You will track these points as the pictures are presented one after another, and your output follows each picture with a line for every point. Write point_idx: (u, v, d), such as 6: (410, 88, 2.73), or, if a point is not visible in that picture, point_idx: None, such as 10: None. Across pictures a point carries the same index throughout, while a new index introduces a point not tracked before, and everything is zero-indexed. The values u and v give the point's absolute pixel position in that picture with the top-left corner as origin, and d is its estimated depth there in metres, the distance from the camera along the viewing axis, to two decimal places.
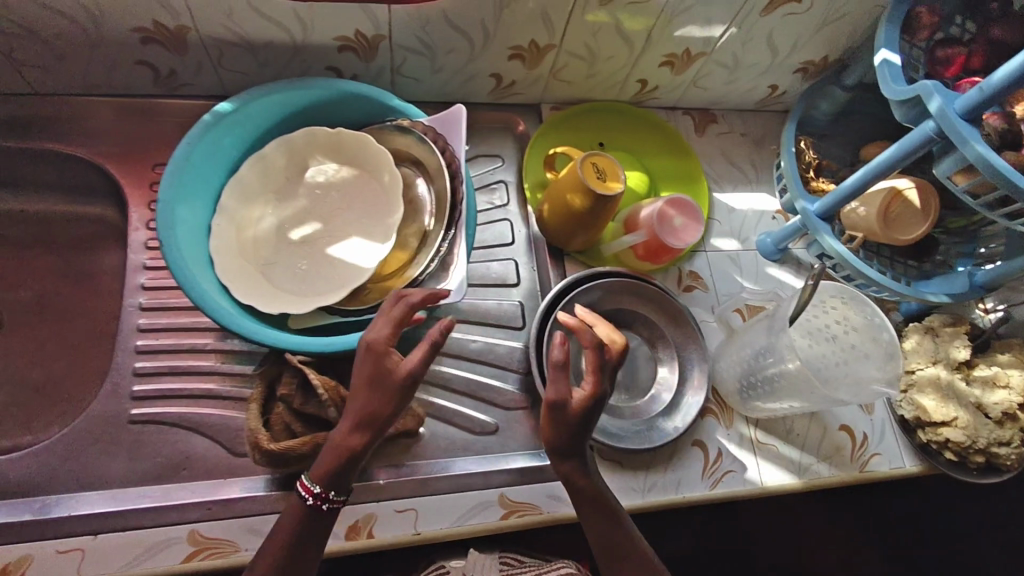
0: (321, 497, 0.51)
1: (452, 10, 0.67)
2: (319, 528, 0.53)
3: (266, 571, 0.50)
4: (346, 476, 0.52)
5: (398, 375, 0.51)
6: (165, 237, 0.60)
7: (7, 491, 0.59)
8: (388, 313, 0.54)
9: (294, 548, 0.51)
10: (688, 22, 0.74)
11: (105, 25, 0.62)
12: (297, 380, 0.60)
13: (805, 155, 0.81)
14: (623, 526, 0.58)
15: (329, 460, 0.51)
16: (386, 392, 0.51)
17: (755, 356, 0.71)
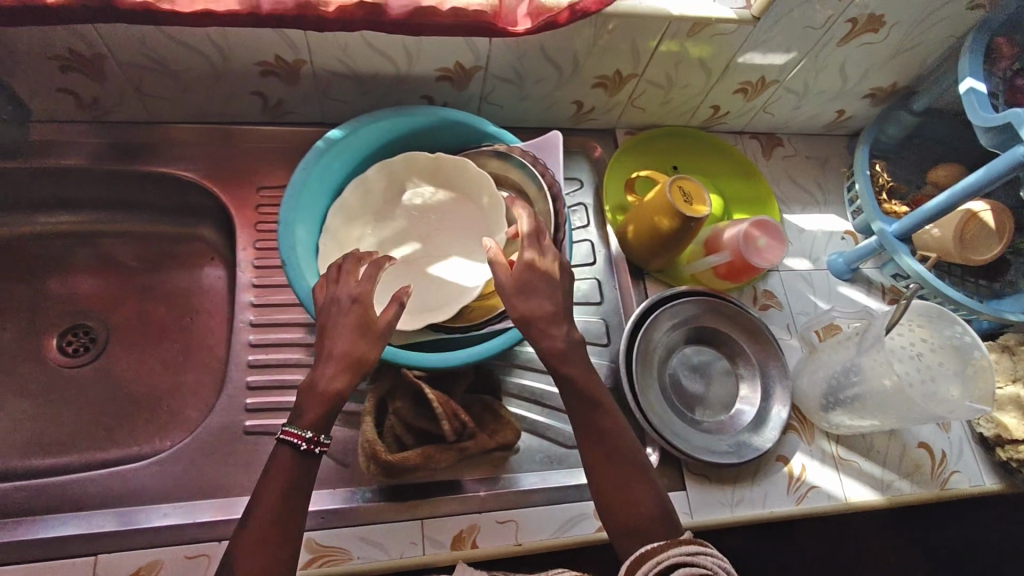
0: (313, 441, 0.52)
1: (547, 43, 0.71)
2: (309, 477, 0.53)
3: (263, 515, 0.50)
4: (332, 421, 0.54)
5: (381, 322, 0.57)
6: (286, 256, 0.64)
7: (133, 497, 0.62)
8: (358, 273, 0.60)
9: (289, 497, 0.51)
10: (766, 51, 0.77)
11: (233, 60, 0.67)
12: (410, 392, 0.64)
13: (880, 177, 0.86)
14: (635, 470, 0.57)
15: (320, 405, 0.54)
16: (373, 339, 0.56)
17: (838, 373, 0.73)
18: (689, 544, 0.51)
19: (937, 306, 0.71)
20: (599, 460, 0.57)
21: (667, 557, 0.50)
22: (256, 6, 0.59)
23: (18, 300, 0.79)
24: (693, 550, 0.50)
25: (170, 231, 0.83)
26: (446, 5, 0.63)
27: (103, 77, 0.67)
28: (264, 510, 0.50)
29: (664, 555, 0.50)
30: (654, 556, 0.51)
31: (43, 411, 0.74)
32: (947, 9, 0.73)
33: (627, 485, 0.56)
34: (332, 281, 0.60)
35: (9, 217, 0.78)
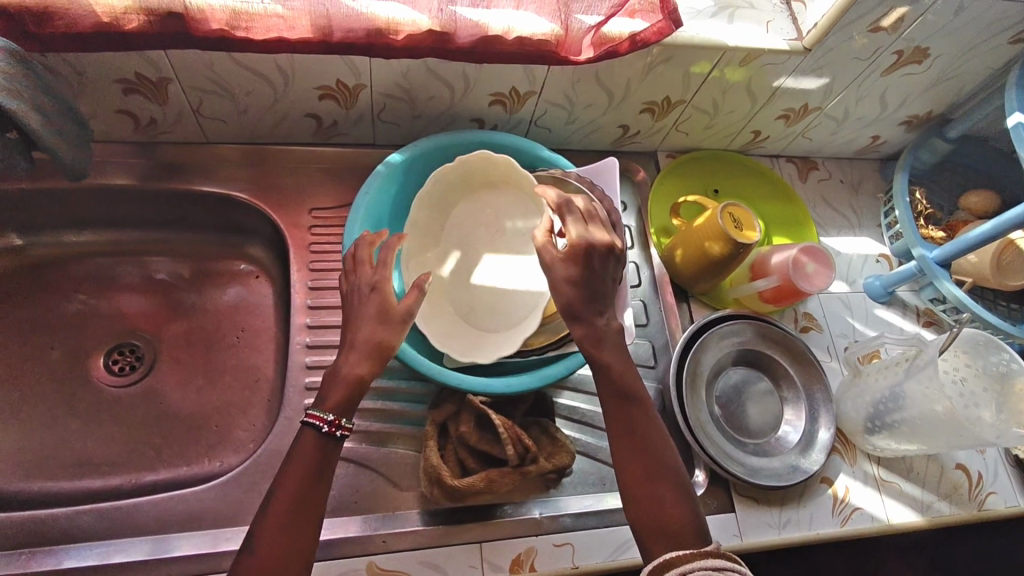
0: (334, 424, 0.52)
1: (603, 70, 0.72)
2: (330, 463, 0.52)
3: (287, 498, 0.49)
4: (354, 406, 0.55)
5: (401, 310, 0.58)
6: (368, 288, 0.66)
7: (196, 520, 0.62)
8: (371, 260, 0.61)
9: (307, 482, 0.50)
10: (812, 78, 0.79)
11: (294, 84, 0.68)
12: (473, 417, 0.66)
13: (918, 204, 0.89)
14: (656, 473, 0.55)
15: (344, 389, 0.54)
16: (393, 326, 0.57)
17: (885, 396, 0.74)
18: (718, 558, 0.49)
19: (984, 334, 0.72)
20: (624, 452, 0.56)
21: (693, 567, 0.49)
22: (328, 34, 0.60)
23: (64, 318, 0.78)
24: (720, 564, 0.48)
25: (217, 249, 0.83)
26: (512, 34, 0.64)
27: (164, 98, 0.67)
28: (285, 496, 0.49)
29: (690, 565, 0.49)
30: (681, 564, 0.49)
31: (89, 431, 0.73)
32: (986, 43, 0.76)
33: (653, 483, 0.54)
34: (350, 270, 0.61)
35: (57, 235, 0.78)
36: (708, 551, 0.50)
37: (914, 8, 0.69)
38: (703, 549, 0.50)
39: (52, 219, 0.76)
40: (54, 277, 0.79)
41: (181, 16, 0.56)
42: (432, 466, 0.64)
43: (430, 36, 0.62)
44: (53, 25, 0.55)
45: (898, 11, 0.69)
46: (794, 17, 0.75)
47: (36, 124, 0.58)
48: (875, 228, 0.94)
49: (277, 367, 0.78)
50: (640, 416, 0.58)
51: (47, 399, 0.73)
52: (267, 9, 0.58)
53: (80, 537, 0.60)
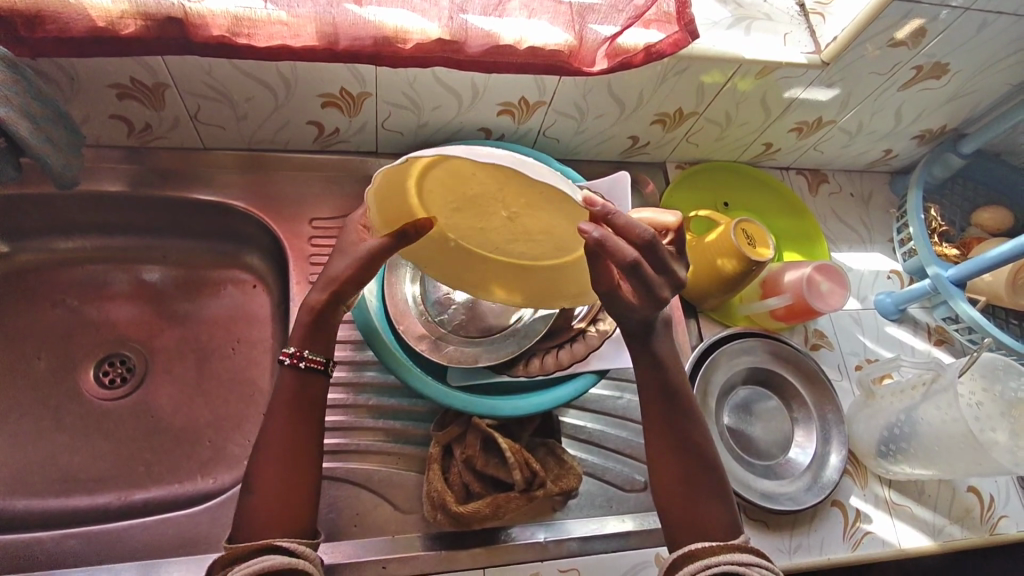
0: (295, 356, 0.55)
1: (616, 81, 0.70)
2: (307, 394, 0.55)
3: (272, 430, 0.53)
4: (318, 336, 0.56)
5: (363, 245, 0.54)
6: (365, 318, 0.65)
7: (189, 543, 0.60)
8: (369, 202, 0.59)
9: (288, 416, 0.53)
10: (827, 93, 0.77)
11: (297, 91, 0.66)
12: (480, 441, 0.63)
13: (932, 222, 0.87)
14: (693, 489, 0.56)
15: (305, 322, 0.56)
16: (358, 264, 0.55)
17: (900, 418, 0.72)
18: (744, 554, 0.51)
19: (1004, 358, 0.70)
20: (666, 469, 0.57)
21: (715, 562, 0.50)
22: (334, 42, 0.58)
23: (52, 327, 0.75)
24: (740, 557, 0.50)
25: (211, 258, 0.81)
26: (524, 45, 0.62)
27: (161, 104, 0.65)
28: (273, 434, 0.53)
29: (714, 560, 0.50)
30: (702, 555, 0.51)
31: (78, 445, 0.70)
32: (1005, 58, 0.74)
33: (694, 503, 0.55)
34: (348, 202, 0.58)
35: (46, 241, 0.76)
36: (728, 546, 0.51)
37: (933, 23, 0.68)
38: (727, 544, 0.52)
39: (40, 224, 0.74)
40: (42, 285, 0.76)
41: (179, 22, 0.54)
42: (438, 489, 0.62)
43: (440, 45, 0.60)
44: (44, 29, 0.52)
45: (917, 27, 0.68)
46: (812, 29, 0.73)
47: (24, 130, 0.55)
48: (886, 244, 0.92)
49: (273, 381, 0.76)
50: (661, 430, 0.58)
51: (33, 412, 0.71)
52: (270, 15, 0.56)
53: (68, 560, 0.57)
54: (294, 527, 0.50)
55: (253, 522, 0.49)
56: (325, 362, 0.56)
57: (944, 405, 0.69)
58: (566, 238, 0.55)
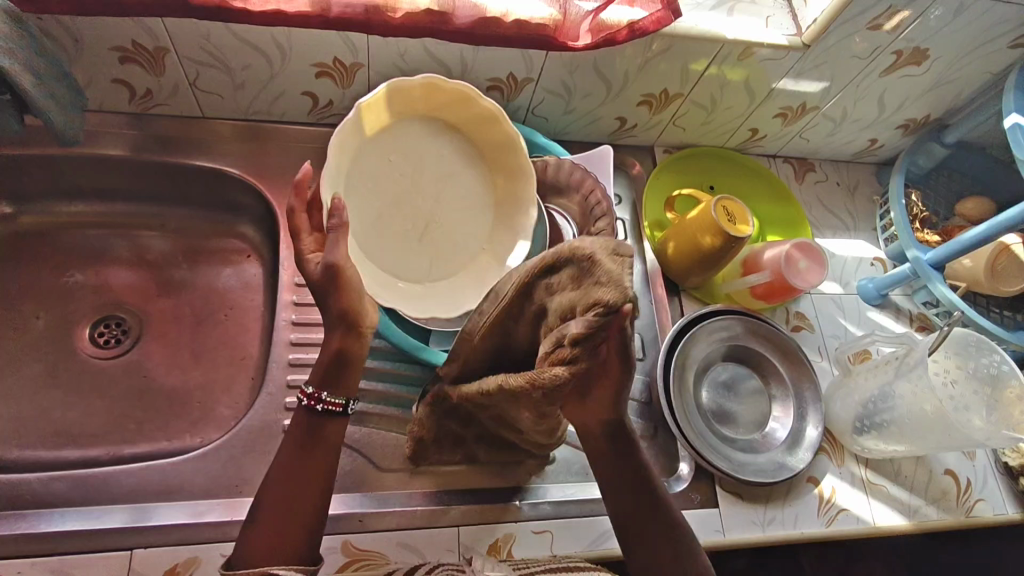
0: (314, 397, 0.52)
1: (602, 59, 0.72)
2: (325, 432, 0.52)
3: (284, 464, 0.51)
4: (337, 378, 0.53)
5: (324, 270, 0.50)
6: None
7: (171, 491, 0.61)
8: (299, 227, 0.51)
9: (300, 455, 0.51)
10: (810, 78, 0.79)
11: (293, 60, 0.68)
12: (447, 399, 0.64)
13: (914, 207, 0.88)
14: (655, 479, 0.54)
15: (326, 358, 0.53)
16: (335, 290, 0.50)
17: (876, 394, 0.73)
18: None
19: (976, 334, 0.72)
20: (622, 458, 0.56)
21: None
22: (327, 8, 0.60)
23: (51, 290, 0.77)
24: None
25: (208, 226, 0.83)
26: (510, 17, 0.64)
27: (161, 69, 0.68)
28: (282, 466, 0.51)
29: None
30: None
31: (71, 401, 0.72)
32: (983, 47, 0.77)
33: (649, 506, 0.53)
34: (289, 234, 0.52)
35: (48, 205, 0.78)
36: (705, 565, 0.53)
37: (911, 7, 0.69)
38: None
39: (43, 187, 0.76)
40: (44, 248, 0.78)
41: None
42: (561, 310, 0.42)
43: (429, 16, 0.62)
44: None
45: (897, 10, 0.70)
46: (794, 13, 0.75)
47: (27, 84, 0.57)
48: (870, 232, 0.94)
49: (263, 346, 0.78)
50: None
51: (29, 368, 0.72)
52: None
53: (55, 503, 0.59)
54: (287, 559, 0.47)
55: (246, 548, 0.47)
56: (345, 404, 0.53)
57: (914, 378, 0.69)
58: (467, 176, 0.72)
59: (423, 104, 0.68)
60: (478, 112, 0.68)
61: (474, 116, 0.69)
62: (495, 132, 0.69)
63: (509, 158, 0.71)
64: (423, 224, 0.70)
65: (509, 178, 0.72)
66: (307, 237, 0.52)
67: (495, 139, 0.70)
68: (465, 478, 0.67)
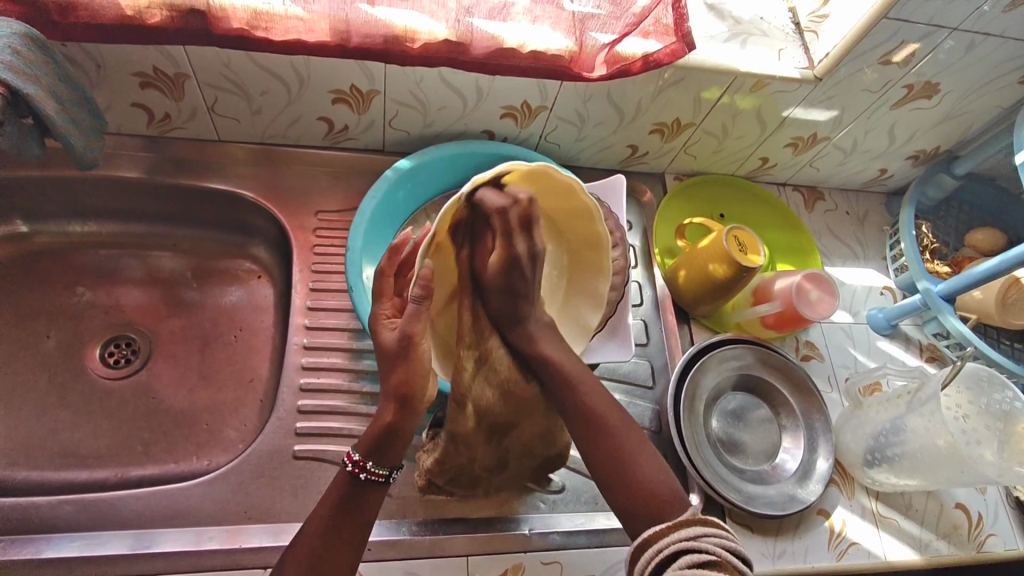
0: (359, 465, 0.51)
1: (616, 89, 0.73)
2: (366, 495, 0.52)
3: (318, 520, 0.50)
4: (386, 450, 0.52)
5: (398, 339, 0.53)
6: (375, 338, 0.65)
7: (180, 518, 0.61)
8: (386, 290, 0.56)
9: (335, 514, 0.50)
10: (821, 109, 0.79)
11: (311, 86, 0.69)
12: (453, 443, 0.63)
13: (924, 239, 0.88)
14: None
15: (376, 430, 0.52)
16: (402, 362, 0.52)
17: (887, 426, 0.73)
18: (692, 527, 0.47)
19: (989, 370, 0.72)
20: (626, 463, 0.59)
21: (666, 544, 0.47)
22: (346, 39, 0.61)
23: (63, 310, 0.78)
24: (692, 534, 0.46)
25: (221, 247, 0.84)
26: (526, 49, 0.65)
27: (180, 94, 0.69)
28: (316, 517, 0.50)
29: (663, 544, 0.47)
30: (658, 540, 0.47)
31: (80, 422, 0.72)
32: (993, 82, 0.77)
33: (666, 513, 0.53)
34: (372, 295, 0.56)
35: (61, 225, 0.78)
36: (681, 522, 0.48)
37: (923, 42, 0.70)
38: (679, 520, 0.48)
39: (57, 208, 0.76)
40: (56, 267, 0.79)
41: (202, 15, 0.57)
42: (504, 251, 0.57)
43: (446, 46, 0.63)
44: (76, 15, 0.56)
45: (908, 45, 0.70)
46: (806, 46, 0.76)
47: (50, 109, 0.58)
48: (880, 261, 0.94)
49: (272, 368, 0.78)
50: None
51: (39, 388, 0.72)
52: (287, 11, 0.59)
53: (62, 527, 0.58)
54: None
55: None
56: (388, 474, 0.52)
57: (926, 413, 0.69)
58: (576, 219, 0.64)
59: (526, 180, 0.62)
60: (577, 205, 0.63)
61: (573, 210, 0.63)
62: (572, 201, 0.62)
63: (601, 261, 0.66)
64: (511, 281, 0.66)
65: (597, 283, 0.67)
66: (387, 301, 0.56)
67: (589, 235, 0.65)
68: (473, 507, 0.67)
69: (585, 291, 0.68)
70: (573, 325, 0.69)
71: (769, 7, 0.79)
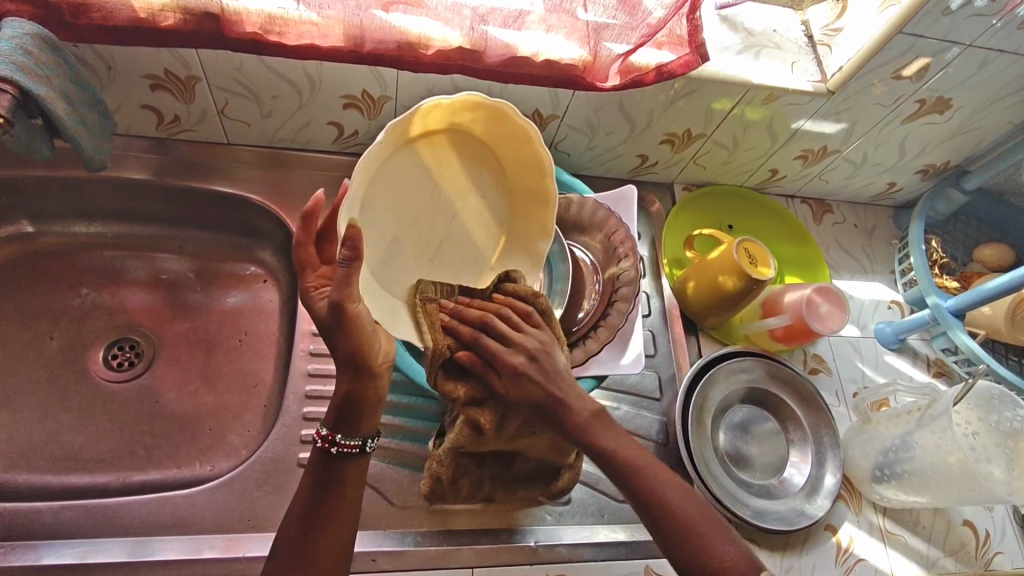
0: (328, 440, 0.51)
1: (627, 99, 0.73)
2: (341, 479, 0.51)
3: (297, 510, 0.50)
4: (352, 417, 0.52)
5: (330, 308, 0.48)
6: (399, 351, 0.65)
7: (182, 524, 0.60)
8: (315, 260, 0.50)
9: (312, 499, 0.50)
10: (832, 122, 0.79)
11: (321, 91, 0.69)
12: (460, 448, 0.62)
13: (933, 253, 0.89)
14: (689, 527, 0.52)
15: (337, 398, 0.53)
16: (341, 330, 0.49)
17: (896, 442, 0.72)
18: None
19: (1000, 389, 0.72)
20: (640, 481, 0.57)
21: None
22: (360, 45, 0.60)
23: (67, 311, 0.77)
24: None
25: (226, 251, 0.83)
26: (540, 58, 0.65)
27: (189, 97, 0.68)
28: (297, 511, 0.50)
29: None
30: None
31: (82, 425, 0.71)
32: (1005, 97, 0.77)
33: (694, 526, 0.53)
34: (295, 268, 0.50)
35: (67, 226, 0.78)
36: None
37: (936, 58, 0.70)
38: None
39: (63, 208, 0.76)
40: (60, 268, 0.78)
41: (216, 18, 0.57)
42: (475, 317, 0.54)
43: (460, 53, 0.63)
44: (89, 17, 0.56)
45: (921, 60, 0.70)
46: (819, 59, 0.76)
47: (61, 111, 0.57)
48: (888, 275, 0.94)
49: (277, 373, 0.77)
50: None
51: (40, 391, 0.71)
52: (301, 16, 0.59)
53: (62, 533, 0.57)
54: None
55: None
56: (361, 446, 0.52)
57: (937, 430, 0.68)
58: (522, 151, 0.59)
59: (455, 112, 0.55)
60: (514, 127, 0.57)
61: (510, 133, 0.58)
62: (509, 125, 0.57)
63: (543, 183, 0.61)
64: (439, 242, 0.59)
65: (539, 206, 0.62)
66: (314, 272, 0.50)
67: (530, 159, 0.60)
68: (477, 518, 0.66)
69: (529, 216, 0.63)
70: (521, 255, 0.64)
71: (782, 19, 0.79)
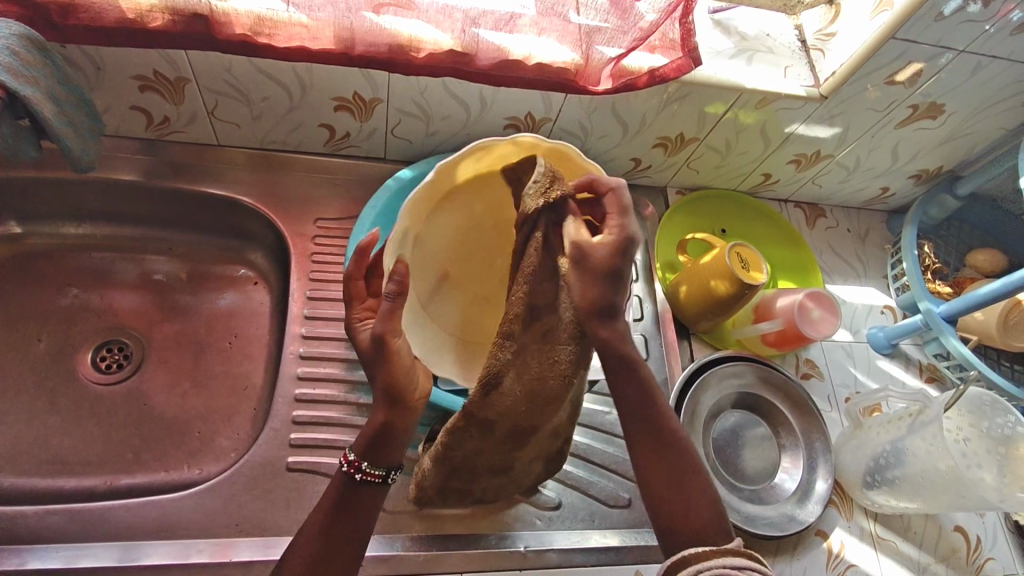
0: (354, 465, 0.51)
1: (620, 102, 0.72)
2: (359, 499, 0.51)
3: (314, 530, 0.49)
4: (382, 448, 0.51)
5: (373, 339, 0.50)
6: None
7: (169, 529, 0.60)
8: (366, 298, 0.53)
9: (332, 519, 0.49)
10: (824, 126, 0.79)
11: (312, 93, 0.69)
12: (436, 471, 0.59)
13: (926, 258, 0.89)
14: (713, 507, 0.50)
15: (367, 430, 0.52)
16: (384, 362, 0.51)
17: (887, 449, 0.72)
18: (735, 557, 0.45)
19: (991, 395, 0.72)
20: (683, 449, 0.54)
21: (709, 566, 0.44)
22: (350, 47, 0.60)
23: (56, 312, 0.76)
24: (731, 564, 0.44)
25: (216, 253, 0.83)
26: (532, 60, 0.64)
27: (179, 98, 0.68)
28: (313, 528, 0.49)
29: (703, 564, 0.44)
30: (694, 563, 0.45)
31: (69, 427, 0.70)
32: (997, 103, 0.77)
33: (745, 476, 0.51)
34: (343, 299, 0.54)
35: (56, 226, 0.77)
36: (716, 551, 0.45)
37: (928, 63, 0.70)
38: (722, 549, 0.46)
39: (51, 209, 0.75)
40: (49, 270, 0.77)
41: (205, 19, 0.56)
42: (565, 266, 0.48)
43: (451, 56, 0.63)
44: (77, 17, 0.55)
45: (913, 66, 0.70)
46: (812, 64, 0.76)
47: (48, 112, 0.57)
48: (880, 279, 0.94)
49: (266, 376, 0.77)
50: None
51: (27, 393, 0.71)
52: (291, 17, 0.58)
53: (48, 538, 0.57)
54: None
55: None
56: (384, 475, 0.51)
57: (929, 437, 0.68)
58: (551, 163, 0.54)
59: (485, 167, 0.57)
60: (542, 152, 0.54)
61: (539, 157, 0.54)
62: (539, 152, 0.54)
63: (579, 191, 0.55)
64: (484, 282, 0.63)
65: None
66: (362, 302, 0.53)
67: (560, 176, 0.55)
68: (469, 523, 0.65)
69: None
70: None
71: (775, 23, 0.79)
